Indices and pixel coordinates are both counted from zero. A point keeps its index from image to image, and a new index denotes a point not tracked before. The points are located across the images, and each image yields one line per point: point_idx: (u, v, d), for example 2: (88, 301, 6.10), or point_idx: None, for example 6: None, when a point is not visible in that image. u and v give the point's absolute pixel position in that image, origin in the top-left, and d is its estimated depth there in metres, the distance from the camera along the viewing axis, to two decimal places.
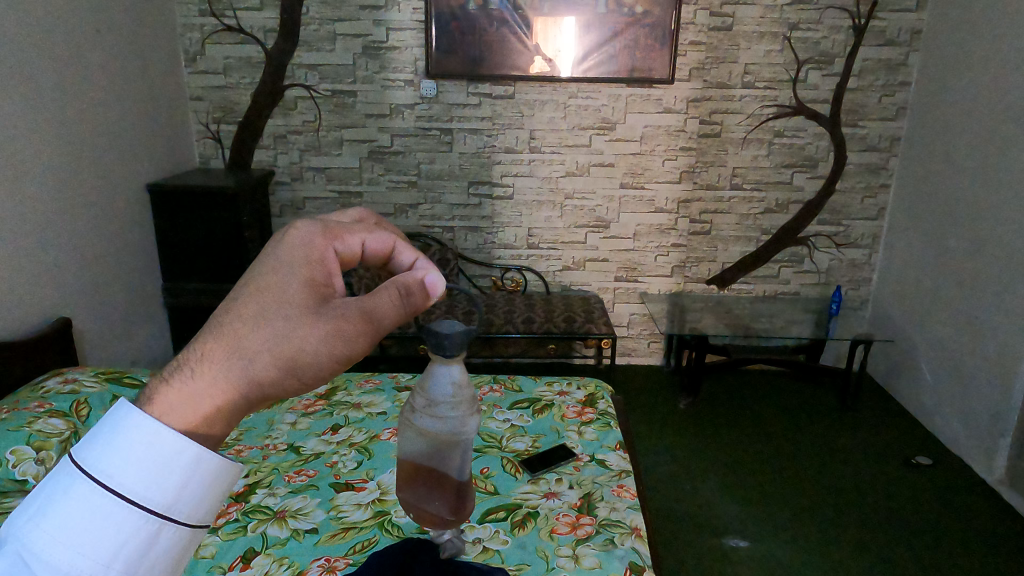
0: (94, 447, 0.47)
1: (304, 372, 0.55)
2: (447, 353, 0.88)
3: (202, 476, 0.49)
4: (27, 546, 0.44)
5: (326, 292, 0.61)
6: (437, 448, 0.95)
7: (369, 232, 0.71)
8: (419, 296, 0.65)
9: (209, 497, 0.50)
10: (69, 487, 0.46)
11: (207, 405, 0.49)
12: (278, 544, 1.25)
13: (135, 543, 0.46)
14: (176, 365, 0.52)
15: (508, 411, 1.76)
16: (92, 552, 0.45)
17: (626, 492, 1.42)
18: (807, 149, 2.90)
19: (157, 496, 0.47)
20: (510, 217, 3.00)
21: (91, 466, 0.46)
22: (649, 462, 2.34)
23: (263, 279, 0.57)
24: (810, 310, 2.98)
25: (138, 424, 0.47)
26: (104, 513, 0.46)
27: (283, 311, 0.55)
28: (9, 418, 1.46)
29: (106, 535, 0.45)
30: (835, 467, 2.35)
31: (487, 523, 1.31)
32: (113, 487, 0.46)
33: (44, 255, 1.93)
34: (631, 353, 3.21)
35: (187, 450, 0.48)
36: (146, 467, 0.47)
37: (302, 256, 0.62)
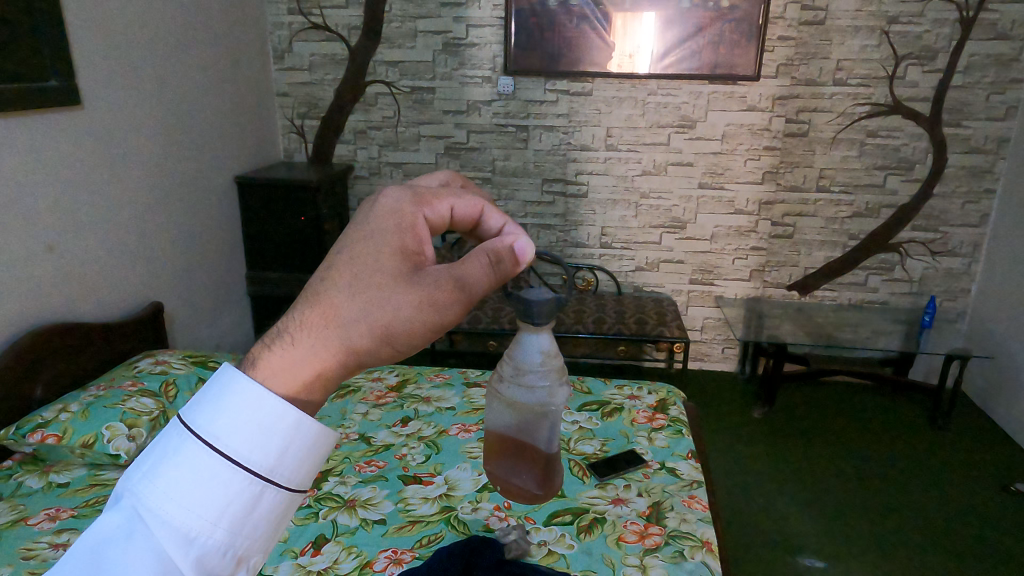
0: (201, 411, 0.50)
1: (398, 340, 0.57)
2: (543, 323, 0.86)
3: (304, 441, 0.52)
4: (140, 502, 0.49)
5: (419, 258, 0.62)
6: (526, 420, 0.95)
7: (457, 196, 0.73)
8: (506, 263, 0.63)
9: (308, 461, 0.53)
10: (179, 449, 0.49)
11: (308, 371, 0.52)
12: (347, 533, 1.28)
13: (239, 502, 0.50)
14: (277, 332, 0.55)
15: (576, 413, 1.74)
16: (201, 512, 0.49)
17: (698, 504, 1.37)
18: (902, 150, 2.73)
19: (261, 462, 0.51)
20: (584, 215, 2.97)
21: (198, 427, 0.50)
22: (720, 472, 2.27)
23: (358, 248, 0.59)
24: (900, 321, 2.82)
25: (242, 389, 0.51)
26: (210, 473, 0.49)
27: (376, 280, 0.57)
28: (106, 396, 1.56)
29: (214, 496, 0.49)
30: (922, 487, 2.22)
31: (553, 526, 1.30)
32: (218, 451, 0.50)
33: (140, 241, 2.05)
34: (704, 358, 3.12)
35: (288, 415, 0.51)
36: (253, 431, 0.50)
37: (393, 221, 0.63)
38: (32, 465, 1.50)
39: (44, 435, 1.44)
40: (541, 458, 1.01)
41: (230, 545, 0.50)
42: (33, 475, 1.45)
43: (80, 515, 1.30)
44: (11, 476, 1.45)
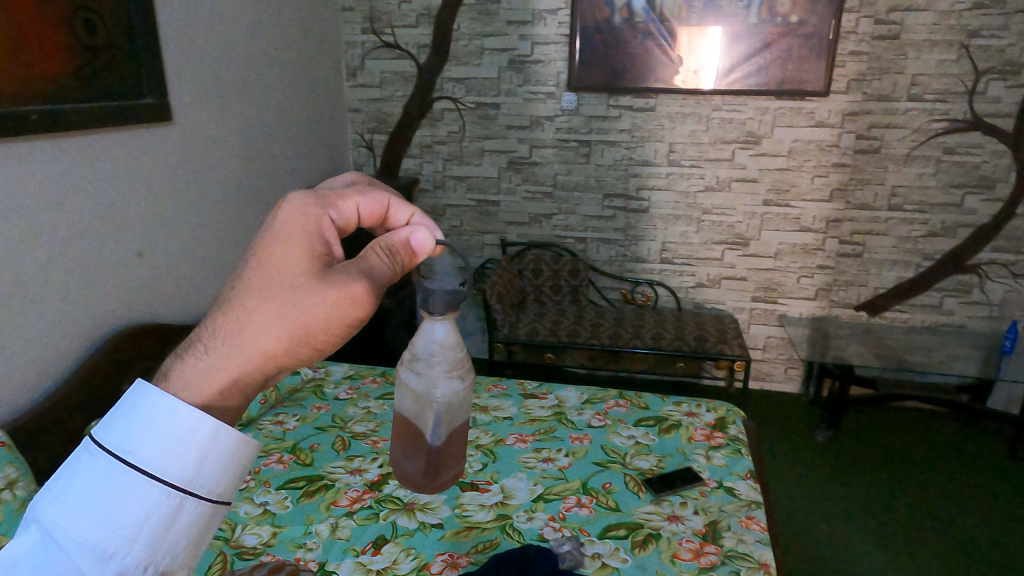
0: (114, 432, 0.54)
1: (313, 340, 0.63)
2: (436, 313, 0.83)
3: (219, 453, 0.56)
4: (53, 522, 0.51)
5: (328, 257, 0.69)
6: (418, 408, 0.94)
7: (363, 194, 0.77)
8: (403, 257, 0.76)
9: (225, 471, 0.57)
10: (95, 467, 0.53)
11: (220, 380, 0.57)
12: (406, 535, 1.32)
13: (158, 516, 0.53)
14: (190, 343, 0.60)
15: (633, 428, 1.74)
16: (117, 527, 0.51)
17: (756, 525, 1.35)
18: (982, 168, 2.61)
19: (177, 475, 0.54)
20: (645, 230, 2.96)
21: (113, 445, 0.53)
22: (779, 495, 2.22)
23: (265, 257, 0.63)
24: (977, 346, 2.69)
25: (156, 405, 0.55)
26: (126, 489, 0.52)
27: (287, 284, 0.62)
28: None
29: (130, 512, 0.52)
30: (998, 522, 2.10)
31: (607, 539, 1.31)
32: (133, 467, 0.53)
33: (220, 249, 2.17)
34: (765, 377, 3.05)
35: (204, 425, 0.55)
36: (168, 446, 0.54)
37: (300, 224, 0.67)
38: None
39: None
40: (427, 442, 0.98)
41: (146, 561, 0.52)
42: None
43: None
44: None
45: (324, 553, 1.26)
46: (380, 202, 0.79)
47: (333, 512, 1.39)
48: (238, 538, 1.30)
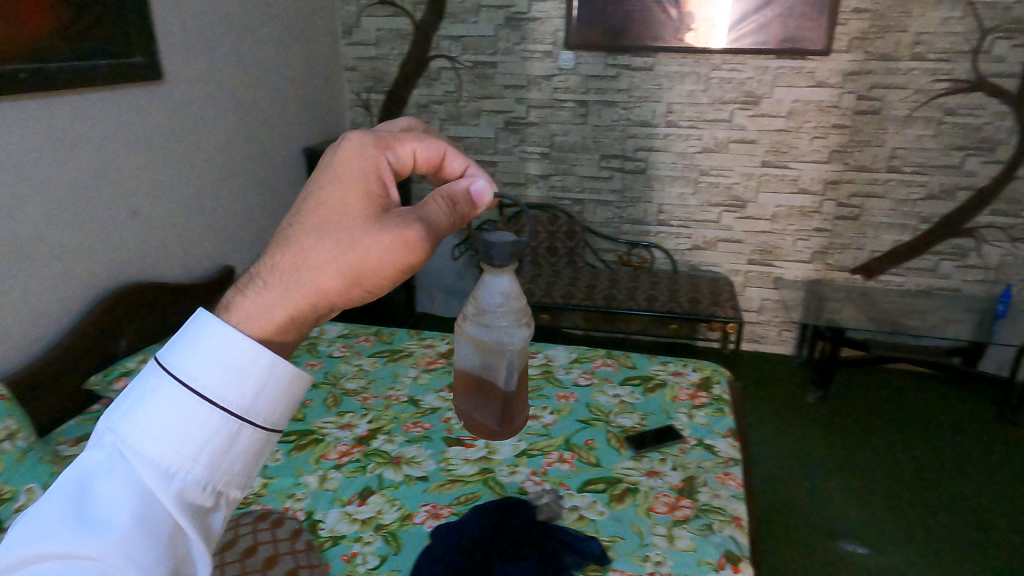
0: (181, 357, 0.57)
1: (368, 280, 0.69)
2: (501, 266, 0.98)
3: (276, 384, 0.59)
4: (123, 438, 0.55)
5: (383, 202, 0.75)
6: (488, 356, 1.09)
7: (421, 139, 0.84)
8: (461, 207, 0.82)
9: (280, 403, 0.60)
10: (160, 391, 0.56)
11: (278, 314, 0.61)
12: (391, 487, 1.37)
13: (217, 440, 0.56)
14: (253, 278, 0.64)
15: (619, 387, 1.77)
16: (180, 447, 0.55)
17: (732, 480, 1.39)
18: (983, 130, 2.58)
19: (237, 402, 0.57)
20: (642, 191, 2.95)
21: (178, 370, 0.57)
22: (765, 453, 2.26)
23: (329, 205, 0.70)
24: (971, 309, 2.69)
25: (218, 336, 0.58)
26: (189, 412, 0.56)
27: (345, 226, 0.69)
28: None
29: (192, 434, 0.55)
30: (980, 481, 2.14)
31: (586, 492, 1.35)
32: (196, 391, 0.56)
33: (216, 208, 2.19)
34: (759, 339, 3.08)
35: (262, 359, 0.58)
36: (229, 375, 0.57)
37: (357, 173, 0.75)
38: None
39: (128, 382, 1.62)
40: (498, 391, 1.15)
41: (209, 477, 0.56)
42: None
43: None
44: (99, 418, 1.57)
45: (312, 503, 1.31)
46: (438, 151, 0.86)
47: (322, 464, 1.44)
48: None
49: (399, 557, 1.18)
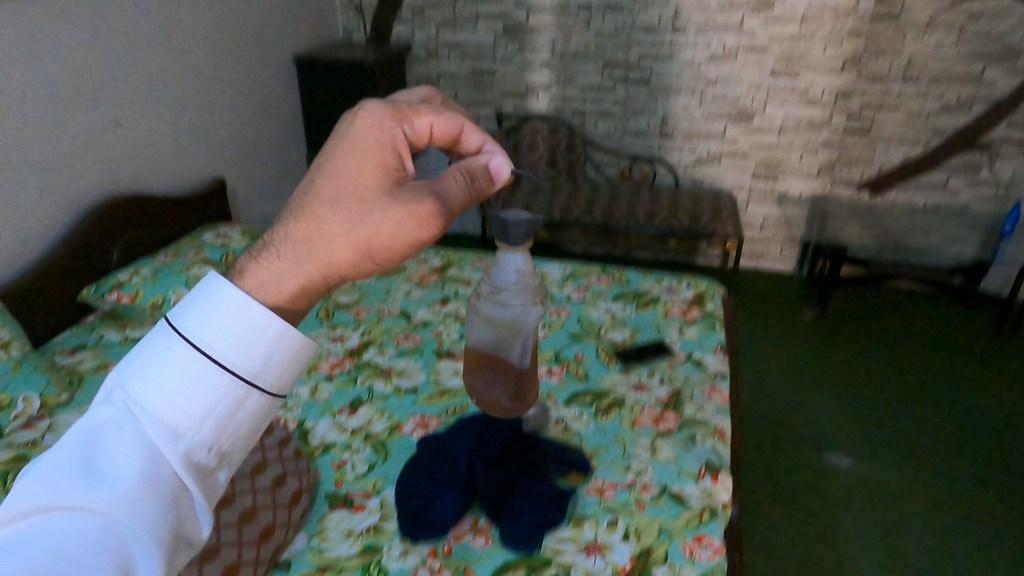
0: (191, 316, 0.53)
1: (378, 253, 0.69)
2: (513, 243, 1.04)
3: (288, 349, 0.56)
4: (132, 396, 0.52)
5: (396, 174, 0.76)
6: (502, 336, 1.11)
7: (438, 113, 0.85)
8: (479, 181, 0.82)
9: (289, 368, 0.56)
10: (169, 351, 0.52)
11: (293, 282, 0.59)
12: (381, 397, 1.39)
13: (225, 403, 0.53)
14: (265, 245, 0.62)
15: (611, 302, 1.77)
16: (187, 409, 0.52)
17: (718, 395, 1.40)
18: (1008, 37, 2.43)
19: (247, 367, 0.54)
20: (646, 102, 2.84)
21: (187, 330, 0.53)
22: (757, 369, 2.28)
23: (344, 175, 0.71)
24: (979, 227, 2.63)
25: (230, 298, 0.54)
26: (197, 373, 0.52)
27: (357, 200, 0.68)
28: (173, 263, 1.72)
29: (200, 396, 0.52)
30: (969, 397, 2.16)
31: (572, 405, 1.37)
32: (207, 354, 0.53)
33: (203, 118, 2.13)
34: (760, 257, 3.05)
35: (273, 325, 0.55)
36: (238, 338, 0.54)
37: (373, 142, 0.75)
38: (111, 320, 1.68)
39: (120, 295, 1.61)
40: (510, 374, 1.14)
41: (215, 444, 0.53)
42: (112, 329, 1.64)
43: None
44: (94, 329, 1.63)
45: (303, 413, 1.34)
46: (454, 123, 0.87)
47: (314, 376, 1.45)
48: None
49: (387, 464, 1.22)
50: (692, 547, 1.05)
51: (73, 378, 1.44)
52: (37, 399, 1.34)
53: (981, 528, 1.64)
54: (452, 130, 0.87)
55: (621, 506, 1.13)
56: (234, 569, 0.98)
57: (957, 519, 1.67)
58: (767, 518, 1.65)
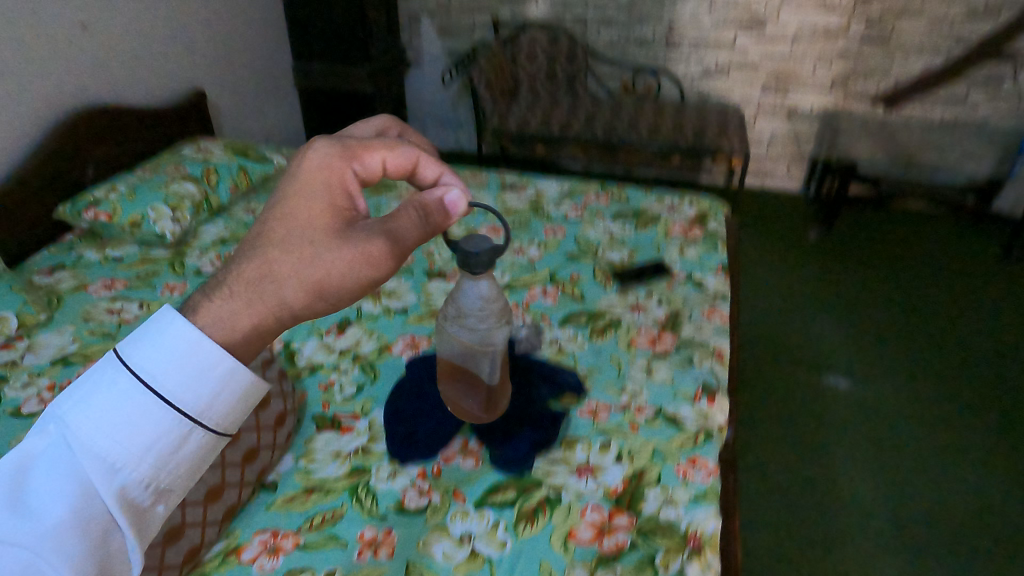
0: (140, 351, 0.56)
1: (330, 294, 0.66)
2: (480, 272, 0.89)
3: (229, 394, 0.58)
4: (70, 429, 0.54)
5: (349, 215, 0.73)
6: (469, 353, 0.98)
7: (392, 148, 0.80)
8: (436, 216, 0.77)
9: (234, 407, 0.58)
10: (113, 383, 0.55)
11: (246, 322, 0.59)
12: (370, 318, 1.35)
13: (167, 441, 0.55)
14: (214, 287, 0.61)
15: (610, 221, 1.70)
16: (127, 443, 0.54)
17: (718, 316, 1.35)
18: None
19: (188, 407, 0.56)
20: (652, 9, 2.67)
21: (133, 364, 0.55)
22: (758, 290, 2.24)
23: (294, 215, 0.68)
24: (996, 144, 2.50)
25: (180, 336, 0.56)
26: (139, 411, 0.55)
27: (309, 234, 0.67)
28: (150, 180, 1.64)
29: (140, 432, 0.54)
30: (973, 318, 2.12)
31: (567, 325, 1.33)
32: (151, 394, 0.55)
33: (177, 24, 1.99)
34: (766, 175, 2.95)
35: (223, 363, 0.57)
36: (184, 376, 0.56)
37: (324, 180, 0.72)
38: (90, 240, 1.62)
39: (97, 213, 1.55)
40: (480, 387, 1.03)
41: (150, 482, 0.55)
42: (92, 248, 1.57)
43: (133, 287, 1.44)
44: (73, 249, 1.57)
45: (290, 333, 1.30)
46: (408, 156, 0.82)
47: None
48: None
49: (376, 386, 1.19)
50: (685, 470, 1.03)
51: (52, 299, 1.40)
52: (15, 321, 1.29)
53: (975, 449, 1.64)
54: (407, 164, 0.82)
55: (615, 427, 1.11)
56: (218, 491, 0.96)
57: (951, 441, 1.66)
58: (758, 438, 1.65)
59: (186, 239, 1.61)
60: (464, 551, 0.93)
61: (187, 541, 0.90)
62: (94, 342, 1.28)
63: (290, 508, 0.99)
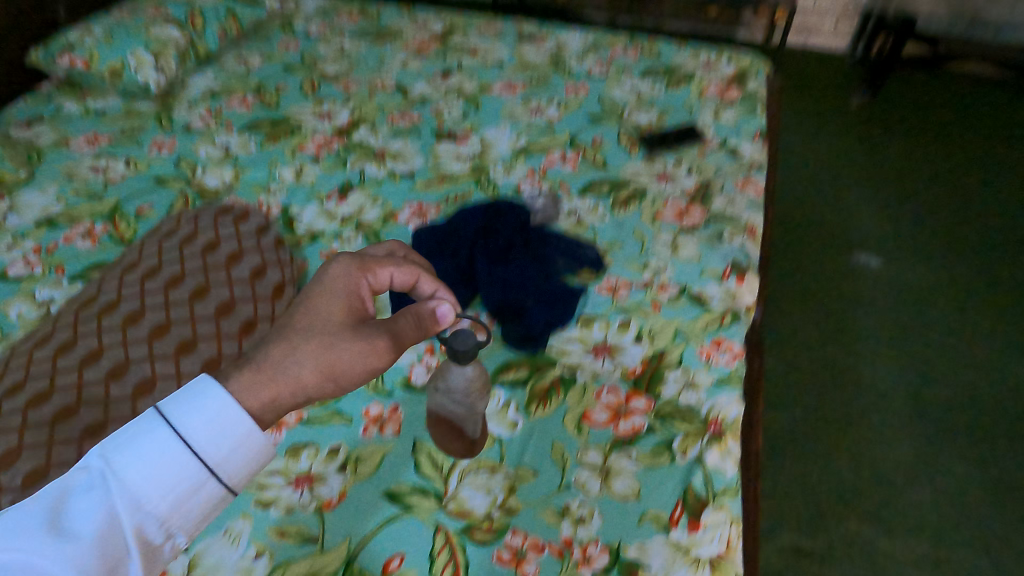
0: (177, 404, 0.56)
1: (339, 379, 0.66)
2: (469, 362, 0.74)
3: (250, 447, 0.58)
4: (110, 465, 0.53)
5: (363, 315, 0.71)
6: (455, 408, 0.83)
7: (399, 265, 0.77)
8: (430, 320, 0.72)
9: (248, 471, 0.58)
10: (151, 427, 0.55)
11: (265, 393, 0.60)
12: (374, 183, 1.24)
13: (187, 487, 0.55)
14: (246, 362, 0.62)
15: (637, 79, 1.54)
16: (157, 483, 0.53)
17: (752, 188, 1.23)
18: None
19: (209, 457, 0.55)
20: None
21: (169, 412, 0.56)
22: (791, 160, 2.10)
23: (314, 308, 0.68)
24: None
25: (210, 398, 0.57)
26: (172, 453, 0.54)
27: (330, 329, 0.67)
28: (128, 21, 1.49)
29: (170, 474, 0.54)
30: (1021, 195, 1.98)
31: (587, 195, 1.22)
32: (179, 439, 0.55)
33: None
34: (809, 31, 2.68)
35: (243, 426, 0.57)
36: (210, 429, 0.56)
37: (340, 287, 0.71)
38: (69, 90, 1.48)
39: (73, 59, 1.41)
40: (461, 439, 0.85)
41: (166, 526, 0.54)
42: (71, 99, 1.45)
43: (117, 143, 1.33)
44: (51, 99, 1.45)
45: (288, 198, 1.21)
46: (413, 274, 0.77)
47: (298, 157, 1.30)
48: (199, 180, 1.25)
49: None
50: (709, 352, 0.96)
51: (33, 155, 1.30)
52: None
53: (1003, 333, 1.56)
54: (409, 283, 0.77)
55: (636, 306, 1.03)
56: (252, 326, 0.91)
57: (981, 325, 1.58)
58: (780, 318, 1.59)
59: (172, 91, 1.48)
60: None
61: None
62: (80, 202, 1.19)
63: None
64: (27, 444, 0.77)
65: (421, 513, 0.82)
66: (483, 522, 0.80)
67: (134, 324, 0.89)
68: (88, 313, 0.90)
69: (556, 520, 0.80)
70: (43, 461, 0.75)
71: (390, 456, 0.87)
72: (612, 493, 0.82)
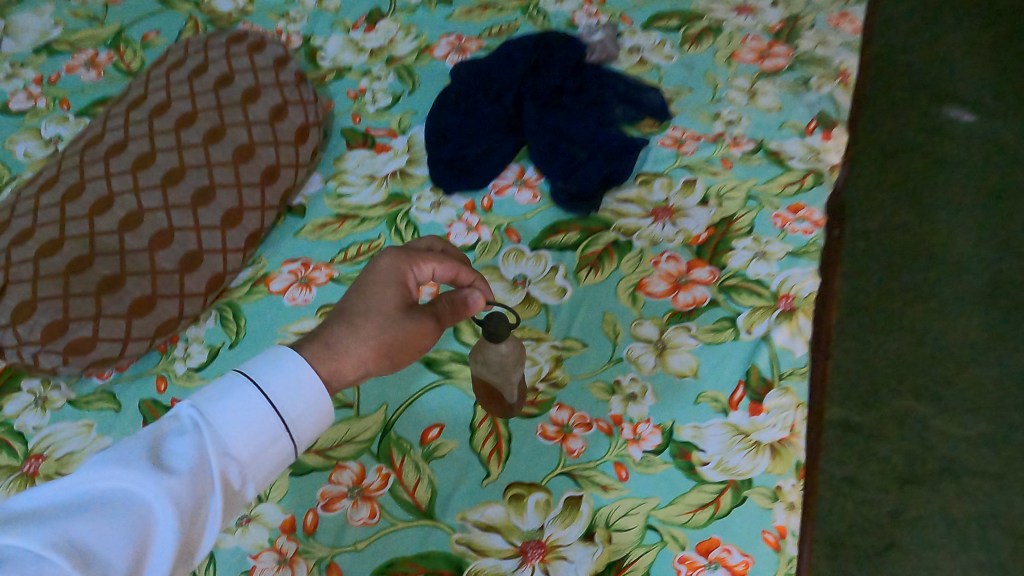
0: (258, 366, 0.52)
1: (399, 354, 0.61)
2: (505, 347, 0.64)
3: (325, 407, 0.54)
4: (198, 416, 0.49)
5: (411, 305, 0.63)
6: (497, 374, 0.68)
7: (438, 260, 0.64)
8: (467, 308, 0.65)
9: (316, 429, 0.54)
10: (234, 384, 0.51)
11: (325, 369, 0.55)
12: (406, 11, 1.07)
13: (266, 439, 0.50)
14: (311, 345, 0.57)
15: None
16: (241, 434, 0.49)
17: (850, 24, 1.03)
18: None
19: (289, 412, 0.51)
20: None
21: (252, 369, 0.52)
22: None
23: (356, 316, 0.58)
24: None
25: (290, 363, 0.53)
26: (254, 407, 0.50)
27: (382, 316, 0.60)
28: None
29: (252, 427, 0.50)
30: None
31: (652, 31, 1.05)
32: (261, 392, 0.51)
33: None
34: None
35: (317, 388, 0.53)
36: (288, 389, 0.52)
37: (387, 292, 0.60)
38: None
39: None
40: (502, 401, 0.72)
41: (247, 476, 0.50)
42: None
43: None
44: None
45: (309, 27, 1.06)
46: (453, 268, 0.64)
47: None
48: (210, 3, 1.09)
49: (416, 97, 0.98)
50: (784, 218, 0.85)
51: None
52: None
53: None
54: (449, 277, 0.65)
55: (703, 164, 0.91)
56: (275, 172, 0.84)
57: None
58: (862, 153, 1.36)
59: None
60: (518, 297, 0.82)
61: (247, 228, 0.81)
62: (80, 26, 1.06)
63: (321, 237, 0.87)
64: (42, 297, 0.73)
65: (461, 382, 0.77)
66: (527, 395, 0.76)
67: (144, 167, 0.79)
68: (94, 151, 0.80)
69: (605, 396, 0.75)
70: (61, 316, 0.73)
71: (427, 322, 0.81)
72: (667, 370, 0.76)
